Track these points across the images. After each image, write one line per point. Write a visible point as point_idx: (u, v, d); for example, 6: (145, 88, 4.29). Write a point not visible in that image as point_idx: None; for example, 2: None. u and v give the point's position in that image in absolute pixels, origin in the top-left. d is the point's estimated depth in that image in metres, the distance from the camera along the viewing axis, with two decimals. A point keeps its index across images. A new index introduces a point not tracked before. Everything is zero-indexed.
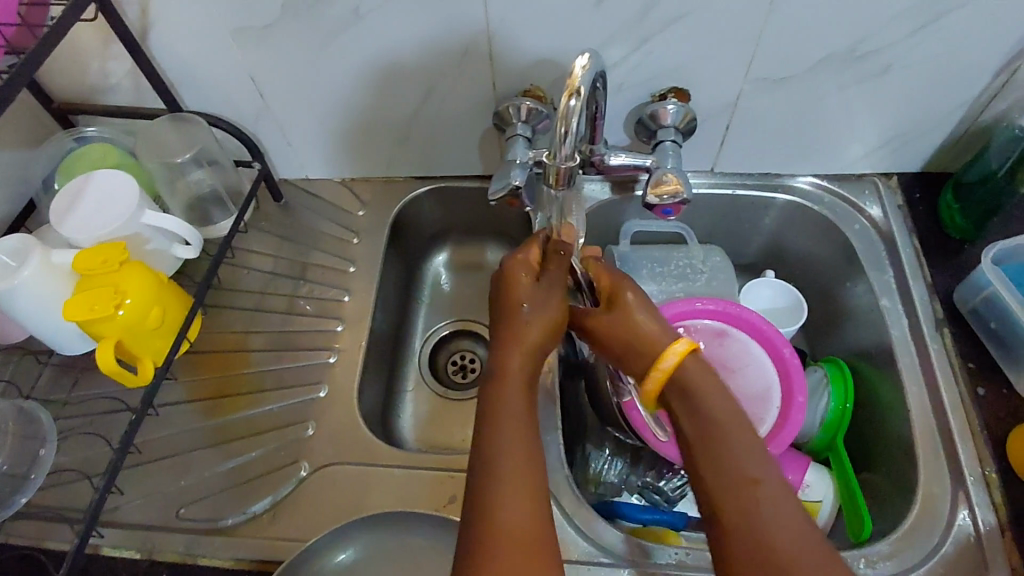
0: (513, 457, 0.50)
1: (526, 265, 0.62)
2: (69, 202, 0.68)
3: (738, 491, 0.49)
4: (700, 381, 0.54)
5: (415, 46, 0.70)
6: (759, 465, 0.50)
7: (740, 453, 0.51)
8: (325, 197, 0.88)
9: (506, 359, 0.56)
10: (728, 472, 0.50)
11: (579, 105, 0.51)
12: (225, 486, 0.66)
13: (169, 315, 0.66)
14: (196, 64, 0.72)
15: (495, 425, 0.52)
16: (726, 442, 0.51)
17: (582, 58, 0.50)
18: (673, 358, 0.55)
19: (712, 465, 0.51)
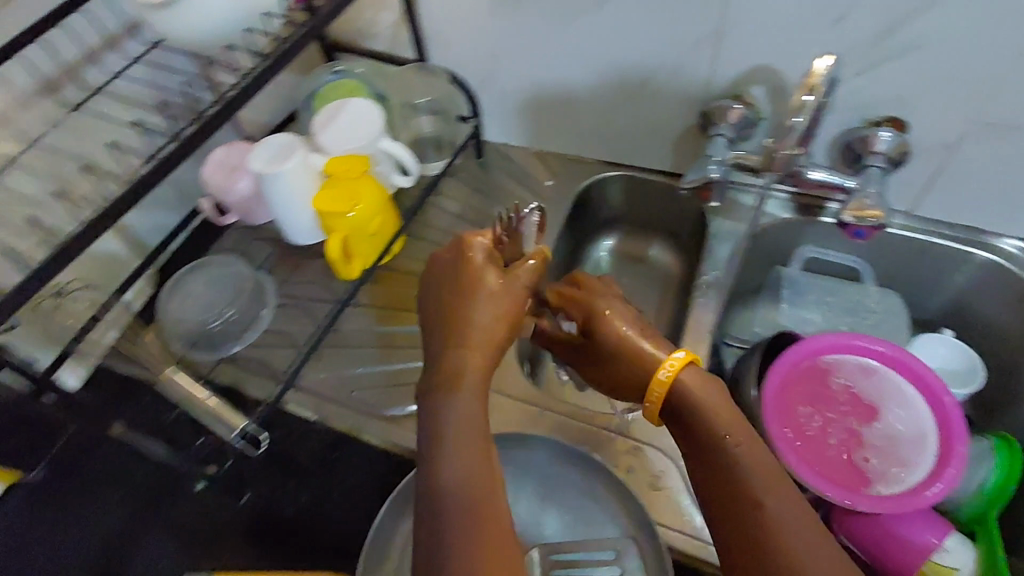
0: (464, 484, 0.46)
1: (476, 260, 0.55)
2: (325, 116, 0.79)
3: (743, 512, 0.47)
4: (694, 394, 0.53)
5: (645, 36, 0.75)
6: (765, 484, 0.48)
7: (742, 465, 0.49)
8: (519, 163, 0.95)
9: (457, 361, 0.51)
10: (725, 488, 0.49)
11: (810, 101, 0.58)
12: (391, 383, 0.76)
13: (383, 229, 0.77)
14: (449, 25, 0.82)
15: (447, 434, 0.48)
16: (722, 463, 0.50)
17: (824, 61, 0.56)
18: (667, 371, 0.55)
19: (713, 486, 0.50)
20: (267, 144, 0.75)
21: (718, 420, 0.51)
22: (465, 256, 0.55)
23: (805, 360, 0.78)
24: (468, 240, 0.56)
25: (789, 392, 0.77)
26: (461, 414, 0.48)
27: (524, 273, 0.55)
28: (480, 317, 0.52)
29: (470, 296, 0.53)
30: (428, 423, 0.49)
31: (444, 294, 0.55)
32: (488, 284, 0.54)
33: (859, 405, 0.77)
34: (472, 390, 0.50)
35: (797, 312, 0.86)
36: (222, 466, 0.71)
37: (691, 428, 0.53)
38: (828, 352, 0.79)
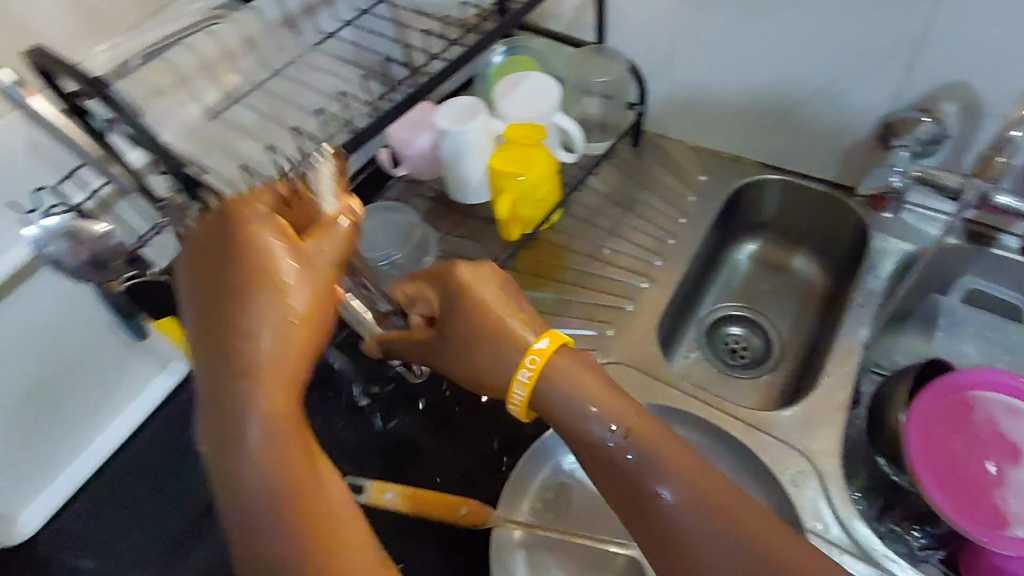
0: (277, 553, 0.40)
1: (261, 228, 0.43)
2: (505, 86, 0.84)
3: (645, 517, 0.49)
4: (590, 391, 0.52)
5: (841, 38, 0.76)
6: (668, 477, 0.48)
7: (632, 468, 0.49)
8: (674, 155, 0.96)
9: (266, 398, 0.41)
10: (629, 496, 0.49)
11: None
12: None
13: (548, 197, 0.80)
14: (638, 11, 0.85)
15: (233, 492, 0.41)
16: (636, 489, 0.49)
17: None
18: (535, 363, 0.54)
19: (623, 500, 0.50)
20: (452, 104, 0.80)
21: (603, 429, 0.51)
22: (228, 232, 0.43)
23: (955, 392, 0.76)
24: (224, 211, 0.43)
25: (933, 418, 0.74)
26: (258, 465, 0.41)
27: (325, 253, 0.44)
28: (276, 325, 0.42)
29: (252, 294, 0.41)
30: (223, 487, 0.41)
31: (229, 275, 0.42)
32: (285, 275, 0.42)
33: (1008, 446, 0.73)
34: (267, 440, 0.41)
35: (951, 341, 0.84)
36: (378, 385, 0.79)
37: (580, 447, 0.52)
38: (981, 387, 0.76)
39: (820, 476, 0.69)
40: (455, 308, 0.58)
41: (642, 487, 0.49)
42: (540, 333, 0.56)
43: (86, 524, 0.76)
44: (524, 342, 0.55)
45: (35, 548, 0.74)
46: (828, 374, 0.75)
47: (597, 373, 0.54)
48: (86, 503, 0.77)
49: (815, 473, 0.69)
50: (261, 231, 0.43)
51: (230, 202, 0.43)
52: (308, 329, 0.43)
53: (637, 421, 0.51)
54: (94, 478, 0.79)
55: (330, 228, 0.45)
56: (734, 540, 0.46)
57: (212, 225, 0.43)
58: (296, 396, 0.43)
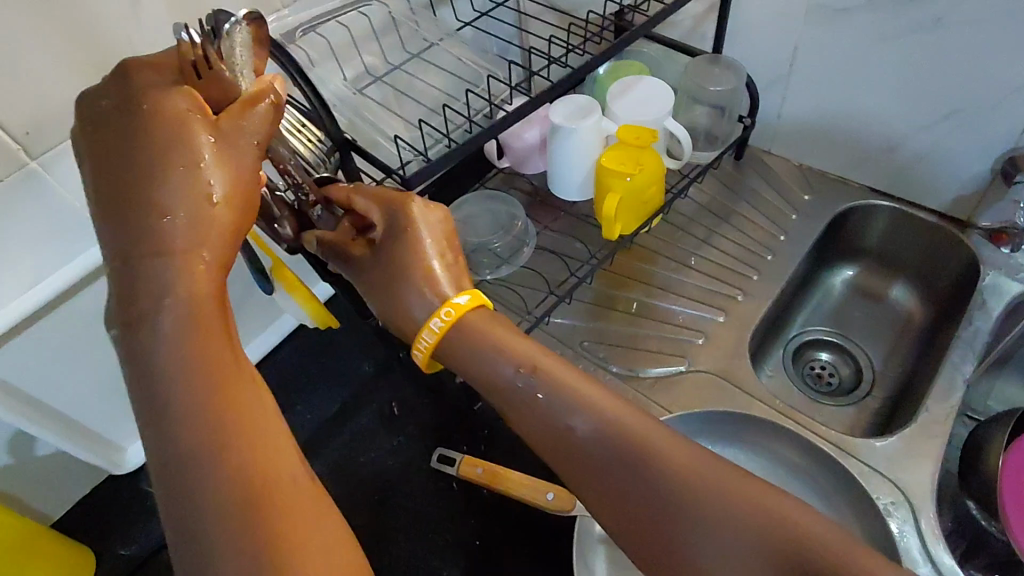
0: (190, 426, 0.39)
1: (188, 108, 0.44)
2: (621, 88, 0.86)
3: (596, 483, 0.47)
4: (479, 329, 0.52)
5: (972, 66, 0.74)
6: (579, 409, 0.48)
7: (542, 404, 0.49)
8: (777, 172, 0.96)
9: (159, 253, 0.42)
10: (545, 435, 0.49)
11: None
12: (621, 344, 0.80)
13: (652, 201, 0.81)
14: (760, 24, 0.85)
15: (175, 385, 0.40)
16: (567, 446, 0.48)
17: None
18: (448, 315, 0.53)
19: (542, 440, 0.49)
20: (568, 101, 0.82)
21: (510, 368, 0.51)
22: (146, 117, 0.44)
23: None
24: (138, 95, 0.44)
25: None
26: (174, 327, 0.41)
27: (244, 138, 0.45)
28: (179, 186, 0.43)
29: (167, 161, 0.43)
30: (135, 357, 0.40)
31: (123, 140, 0.44)
32: (197, 140, 0.44)
33: None
34: (188, 309, 0.42)
35: None
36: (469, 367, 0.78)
37: (491, 392, 0.52)
38: None
39: (915, 511, 0.66)
40: (400, 243, 0.54)
41: (552, 418, 0.49)
42: (461, 292, 0.54)
43: None
44: (455, 283, 0.54)
45: (137, 482, 0.79)
46: (929, 406, 0.73)
47: (506, 325, 0.53)
48: None
49: (910, 506, 0.66)
50: (183, 107, 0.44)
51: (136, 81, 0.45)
52: (229, 201, 0.45)
53: (542, 359, 0.51)
54: None
55: (251, 107, 0.45)
56: (653, 456, 0.46)
57: (130, 114, 0.44)
58: (220, 258, 0.44)
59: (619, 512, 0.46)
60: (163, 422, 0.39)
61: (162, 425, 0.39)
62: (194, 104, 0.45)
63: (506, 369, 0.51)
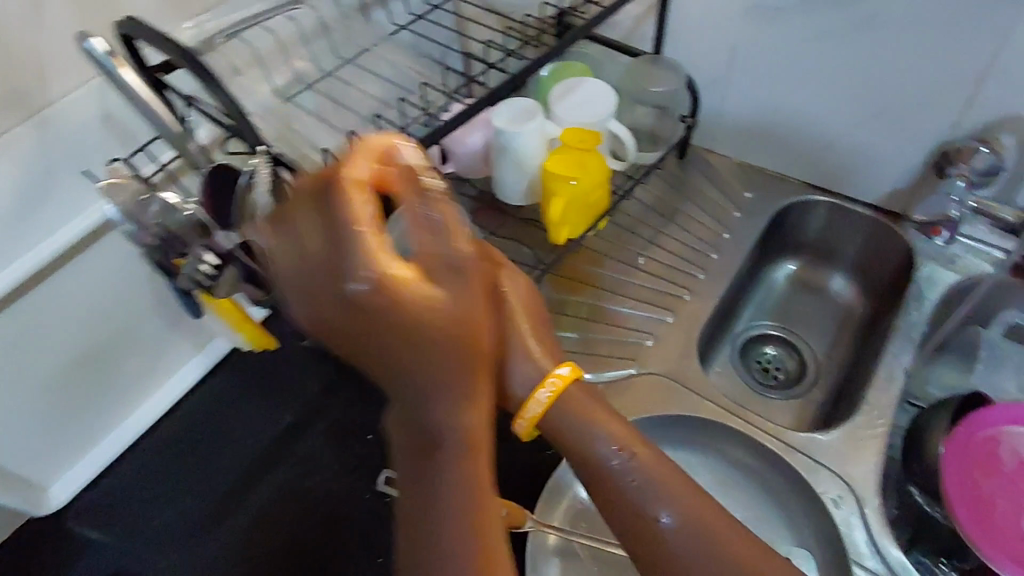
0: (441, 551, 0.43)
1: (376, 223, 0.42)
2: (562, 91, 0.85)
3: (658, 558, 0.49)
4: (580, 406, 0.54)
5: (902, 64, 0.76)
6: (668, 501, 0.50)
7: (643, 488, 0.50)
8: (718, 170, 0.97)
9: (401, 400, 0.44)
10: (638, 519, 0.50)
11: None
12: (573, 349, 0.80)
13: (598, 203, 0.80)
14: (699, 24, 0.86)
15: (421, 505, 0.44)
16: (632, 515, 0.50)
17: None
18: (551, 382, 0.54)
19: (634, 522, 0.50)
20: (509, 105, 0.81)
21: (614, 459, 0.51)
22: (365, 307, 0.41)
23: (991, 415, 0.76)
24: (348, 288, 0.42)
25: (967, 446, 0.74)
26: (461, 476, 0.44)
27: (470, 294, 0.43)
28: (425, 331, 0.42)
29: (405, 301, 0.41)
30: (410, 493, 0.44)
31: (398, 320, 0.42)
32: (437, 293, 0.42)
33: None
34: (464, 460, 0.44)
35: (991, 375, 0.83)
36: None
37: (591, 469, 0.52)
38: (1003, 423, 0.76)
39: (860, 504, 0.67)
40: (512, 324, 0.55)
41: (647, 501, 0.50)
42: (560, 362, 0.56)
43: (124, 493, 0.76)
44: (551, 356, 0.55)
45: (64, 517, 0.74)
46: (871, 396, 0.74)
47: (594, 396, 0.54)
48: (119, 475, 0.77)
49: (856, 496, 0.68)
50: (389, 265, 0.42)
51: (337, 219, 0.42)
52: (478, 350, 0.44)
53: (641, 446, 0.52)
54: (128, 452, 0.79)
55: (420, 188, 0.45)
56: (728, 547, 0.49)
57: (367, 304, 0.41)
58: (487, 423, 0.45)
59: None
60: (427, 528, 0.43)
61: (436, 557, 0.43)
62: (417, 286, 0.42)
63: (604, 449, 0.52)
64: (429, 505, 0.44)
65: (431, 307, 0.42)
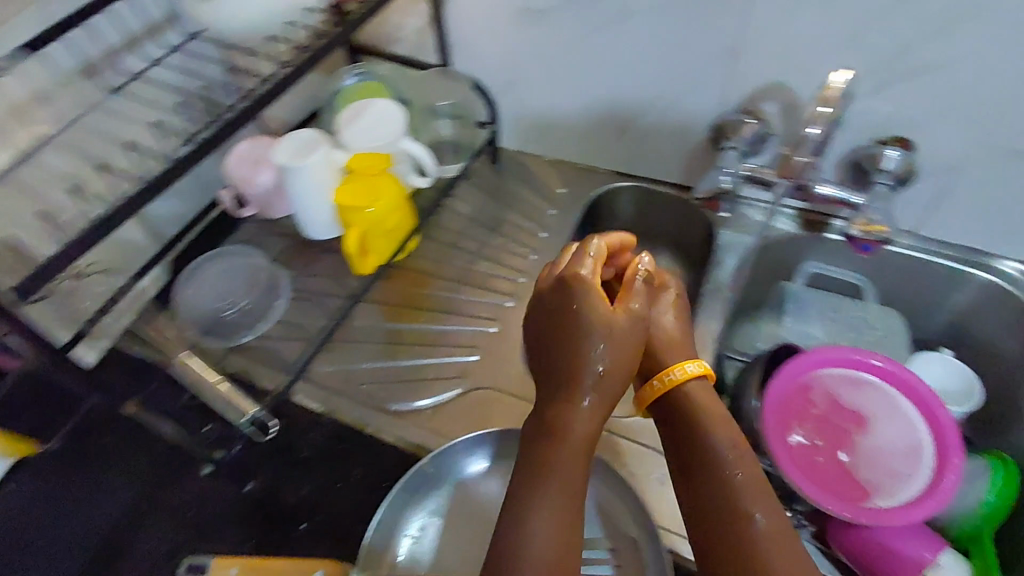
0: (555, 517, 0.52)
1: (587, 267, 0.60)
2: (350, 115, 0.82)
3: (726, 542, 0.56)
4: (696, 398, 0.64)
5: (661, 52, 0.78)
6: (749, 496, 0.57)
7: (736, 491, 0.58)
8: (533, 170, 0.98)
9: (574, 393, 0.55)
10: (723, 513, 0.57)
11: (827, 111, 0.64)
12: (400, 379, 0.78)
13: (400, 226, 0.79)
14: (475, 31, 0.85)
15: (545, 475, 0.54)
16: (725, 495, 0.58)
17: (839, 75, 0.65)
18: (678, 373, 0.65)
19: (720, 522, 0.57)
20: (293, 139, 0.77)
21: (730, 461, 0.60)
22: (567, 312, 0.57)
23: (803, 364, 0.80)
24: (589, 336, 0.56)
25: (784, 398, 0.78)
26: (571, 453, 0.54)
27: (642, 318, 0.58)
28: (598, 338, 0.56)
29: (588, 318, 0.56)
30: (526, 470, 0.55)
31: (575, 328, 0.56)
32: (614, 316, 0.57)
33: (844, 417, 0.78)
34: (579, 442, 0.55)
35: (799, 325, 0.87)
36: (225, 453, 0.72)
37: (700, 459, 0.61)
38: (814, 368, 0.80)
39: None
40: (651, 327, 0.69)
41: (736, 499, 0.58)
42: (692, 359, 0.68)
43: None
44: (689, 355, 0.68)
45: None
46: None
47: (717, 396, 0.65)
48: None
49: None
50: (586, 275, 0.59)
51: (566, 272, 0.60)
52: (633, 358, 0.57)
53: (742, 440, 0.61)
54: None
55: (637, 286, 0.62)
56: (788, 570, 0.54)
57: (571, 311, 0.57)
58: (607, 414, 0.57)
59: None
60: (535, 485, 0.53)
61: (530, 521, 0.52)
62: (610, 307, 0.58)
63: (725, 439, 0.61)
64: (547, 471, 0.54)
65: (608, 323, 0.56)
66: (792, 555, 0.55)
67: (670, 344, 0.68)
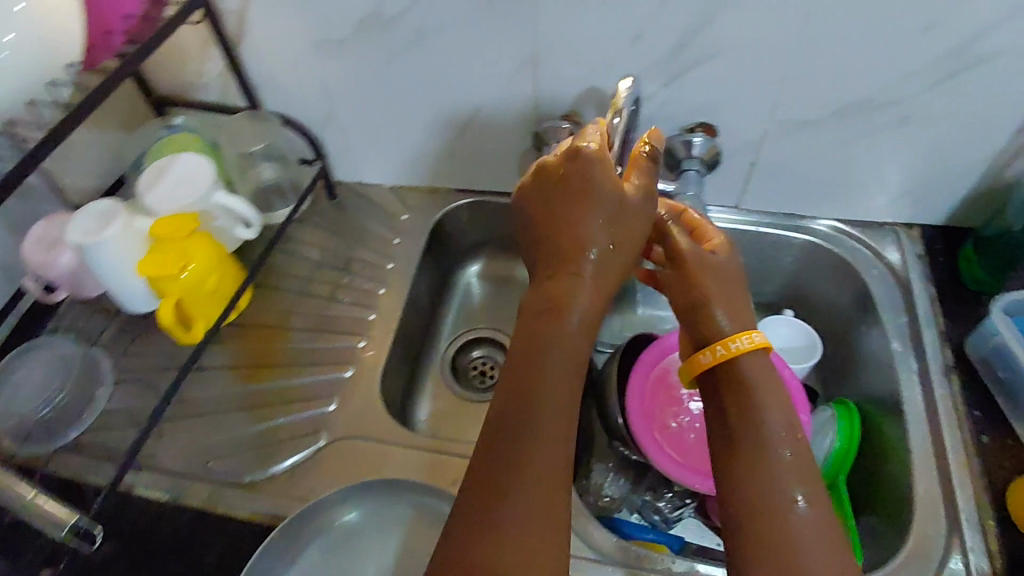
0: (560, 424, 0.53)
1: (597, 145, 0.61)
2: (153, 176, 0.76)
3: (756, 517, 0.54)
4: (752, 373, 0.60)
5: (464, 68, 0.77)
6: (802, 484, 0.55)
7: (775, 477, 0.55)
8: (373, 199, 0.96)
9: (576, 261, 0.57)
10: (761, 498, 0.55)
11: (619, 122, 0.66)
12: (252, 446, 0.74)
13: (223, 284, 0.75)
14: (275, 68, 0.81)
15: (545, 374, 0.54)
16: (774, 472, 0.56)
17: (623, 84, 0.67)
18: (744, 343, 0.61)
19: (750, 494, 0.55)
20: (86, 213, 0.71)
21: (781, 439, 0.58)
22: (580, 180, 0.58)
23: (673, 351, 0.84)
24: (594, 206, 0.58)
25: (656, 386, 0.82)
26: (577, 350, 0.55)
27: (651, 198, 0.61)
28: (601, 214, 0.58)
29: (602, 189, 0.58)
30: (526, 366, 0.54)
31: (583, 194, 0.58)
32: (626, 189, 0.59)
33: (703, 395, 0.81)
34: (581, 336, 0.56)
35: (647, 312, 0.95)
36: (51, 573, 0.64)
37: (749, 436, 0.58)
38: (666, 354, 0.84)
39: None
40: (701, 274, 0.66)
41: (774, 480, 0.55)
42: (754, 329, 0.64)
43: None
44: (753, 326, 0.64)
45: None
46: None
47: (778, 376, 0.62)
48: None
49: None
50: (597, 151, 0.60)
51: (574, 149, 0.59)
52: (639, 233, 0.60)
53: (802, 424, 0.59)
54: None
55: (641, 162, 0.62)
56: (813, 548, 0.52)
57: (580, 181, 0.59)
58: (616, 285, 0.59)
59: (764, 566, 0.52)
60: (539, 385, 0.53)
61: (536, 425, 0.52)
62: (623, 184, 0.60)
63: (778, 418, 0.59)
64: (550, 363, 0.54)
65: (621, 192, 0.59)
66: (809, 525, 0.53)
67: (727, 302, 0.65)
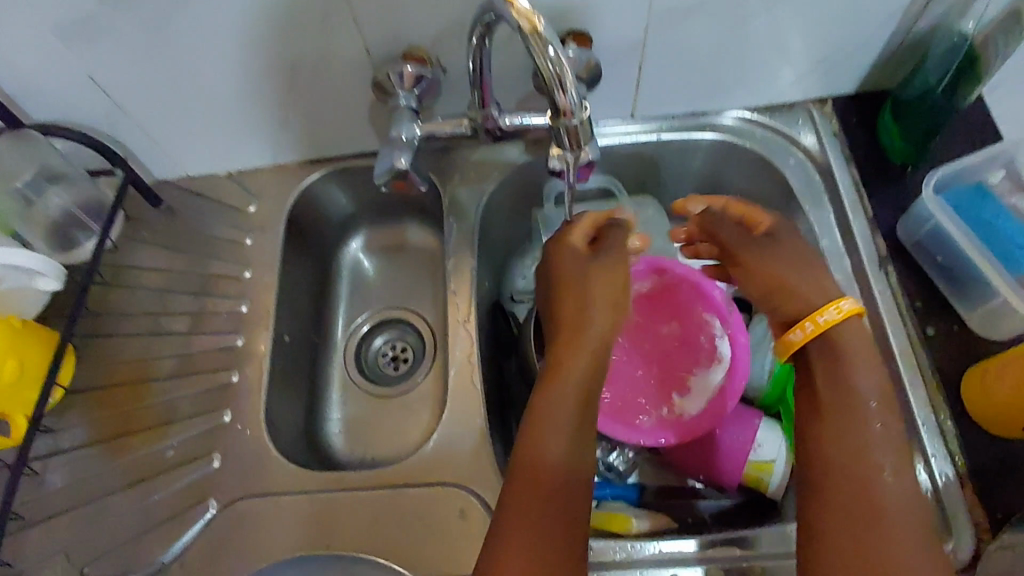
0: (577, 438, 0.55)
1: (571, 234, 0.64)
2: None
3: (854, 498, 0.49)
4: (852, 343, 0.54)
5: (261, 19, 0.60)
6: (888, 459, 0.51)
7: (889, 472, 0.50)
8: (210, 194, 0.79)
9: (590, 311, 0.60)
10: (851, 467, 0.50)
11: (548, 33, 0.45)
12: (133, 535, 0.62)
13: (29, 362, 0.60)
14: (18, 68, 0.61)
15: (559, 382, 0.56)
16: (867, 449, 0.51)
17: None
18: (834, 314, 0.55)
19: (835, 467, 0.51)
20: None
21: (874, 407, 0.52)
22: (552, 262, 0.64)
23: (652, 279, 0.74)
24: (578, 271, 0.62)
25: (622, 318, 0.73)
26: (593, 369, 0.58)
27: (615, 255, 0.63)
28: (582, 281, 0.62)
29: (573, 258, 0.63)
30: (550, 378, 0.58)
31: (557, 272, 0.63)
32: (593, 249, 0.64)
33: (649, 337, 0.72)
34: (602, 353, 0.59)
35: None
36: None
37: (841, 397, 0.53)
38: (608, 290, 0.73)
39: (481, 496, 0.62)
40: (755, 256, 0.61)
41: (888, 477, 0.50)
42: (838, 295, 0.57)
43: None
44: (831, 291, 0.57)
45: None
46: (453, 367, 0.68)
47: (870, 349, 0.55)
48: None
49: (476, 497, 0.62)
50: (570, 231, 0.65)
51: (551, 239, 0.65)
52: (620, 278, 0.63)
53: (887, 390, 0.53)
54: None
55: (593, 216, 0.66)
56: (905, 535, 0.48)
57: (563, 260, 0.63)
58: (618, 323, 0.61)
59: (845, 562, 0.48)
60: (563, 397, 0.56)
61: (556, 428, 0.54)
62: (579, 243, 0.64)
63: (869, 387, 0.53)
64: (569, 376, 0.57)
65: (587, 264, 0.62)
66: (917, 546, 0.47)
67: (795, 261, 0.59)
